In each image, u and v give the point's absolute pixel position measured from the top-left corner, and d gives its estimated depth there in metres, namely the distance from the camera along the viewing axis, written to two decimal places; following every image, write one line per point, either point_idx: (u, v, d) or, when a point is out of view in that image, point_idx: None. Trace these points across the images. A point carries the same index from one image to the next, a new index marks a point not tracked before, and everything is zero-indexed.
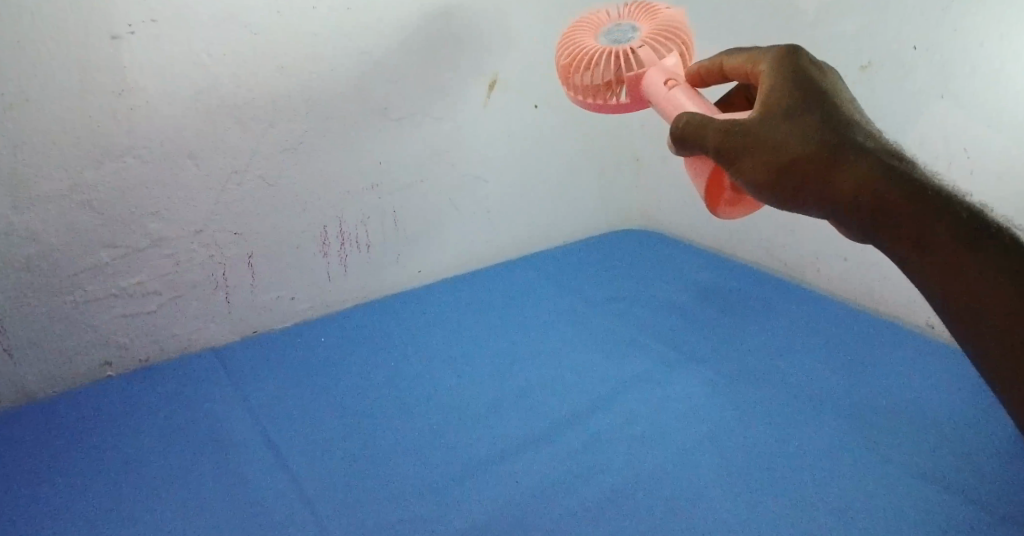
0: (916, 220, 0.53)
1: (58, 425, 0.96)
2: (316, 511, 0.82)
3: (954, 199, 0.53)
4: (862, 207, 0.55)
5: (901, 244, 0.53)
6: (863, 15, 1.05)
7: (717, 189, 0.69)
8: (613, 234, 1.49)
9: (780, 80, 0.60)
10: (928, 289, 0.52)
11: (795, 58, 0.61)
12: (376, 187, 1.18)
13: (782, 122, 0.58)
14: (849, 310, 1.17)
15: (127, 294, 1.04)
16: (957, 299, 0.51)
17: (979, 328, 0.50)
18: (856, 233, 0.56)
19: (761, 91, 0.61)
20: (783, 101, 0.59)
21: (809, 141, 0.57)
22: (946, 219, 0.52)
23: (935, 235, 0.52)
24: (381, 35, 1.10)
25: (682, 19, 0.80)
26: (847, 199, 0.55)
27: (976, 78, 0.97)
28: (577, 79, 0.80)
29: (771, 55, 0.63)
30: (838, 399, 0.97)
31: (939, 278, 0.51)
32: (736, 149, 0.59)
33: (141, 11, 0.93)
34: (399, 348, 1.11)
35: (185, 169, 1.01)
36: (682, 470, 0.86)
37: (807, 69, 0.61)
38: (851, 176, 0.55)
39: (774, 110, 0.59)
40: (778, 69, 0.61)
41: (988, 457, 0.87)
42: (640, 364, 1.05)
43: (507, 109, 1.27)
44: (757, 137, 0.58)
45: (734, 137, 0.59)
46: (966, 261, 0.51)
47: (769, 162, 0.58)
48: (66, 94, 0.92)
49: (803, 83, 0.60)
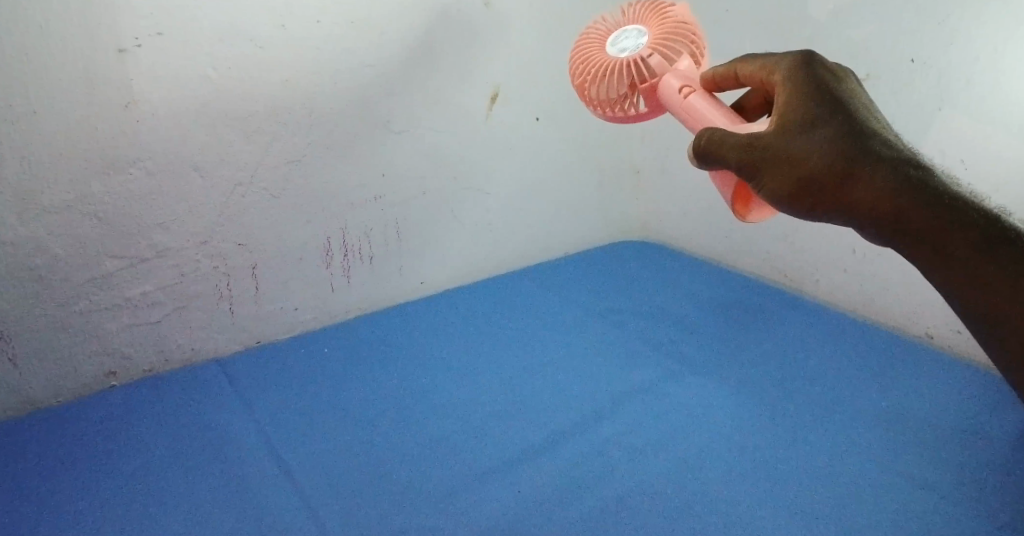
0: (934, 229, 0.53)
1: (60, 434, 0.96)
2: (321, 518, 0.83)
3: (971, 205, 0.53)
4: (883, 215, 0.54)
5: (920, 252, 0.54)
6: (861, 29, 1.08)
7: (745, 194, 0.67)
8: (613, 246, 1.51)
9: (796, 88, 0.60)
10: (950, 296, 0.53)
11: (808, 65, 0.61)
12: (380, 198, 1.19)
13: (799, 133, 0.58)
14: (848, 321, 1.18)
15: (132, 304, 1.04)
16: (978, 303, 0.51)
17: (1004, 332, 0.51)
18: (876, 239, 0.56)
19: (778, 100, 0.61)
20: (799, 109, 0.59)
21: (826, 151, 0.56)
22: (963, 227, 0.52)
23: (954, 243, 0.52)
24: (384, 50, 1.12)
25: (688, 14, 0.79)
26: (867, 209, 0.55)
27: (971, 91, 0.99)
28: (591, 93, 0.79)
29: (787, 62, 0.63)
30: (839, 408, 0.98)
31: (963, 286, 0.52)
32: (757, 163, 0.59)
33: (147, 25, 0.94)
34: (403, 359, 1.12)
35: (189, 181, 1.02)
36: (686, 480, 0.87)
37: (823, 75, 0.60)
38: (868, 183, 0.55)
39: (791, 120, 0.59)
40: (794, 75, 0.61)
41: (988, 467, 0.88)
42: (642, 374, 1.07)
43: (509, 120, 1.29)
44: (776, 149, 0.58)
45: (754, 151, 0.59)
46: (986, 270, 0.51)
47: (790, 175, 0.57)
48: (71, 105, 0.92)
49: (817, 89, 0.59)
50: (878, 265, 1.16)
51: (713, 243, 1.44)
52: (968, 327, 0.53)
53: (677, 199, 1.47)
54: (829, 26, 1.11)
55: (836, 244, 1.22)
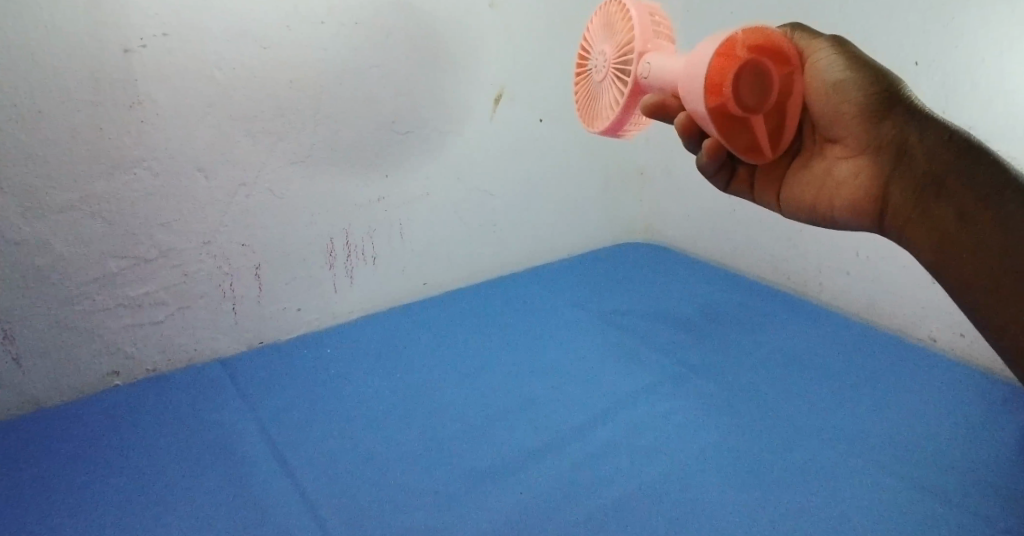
0: (961, 190, 0.54)
1: (64, 432, 0.96)
2: (322, 517, 0.83)
3: (1000, 179, 0.54)
4: (915, 168, 0.56)
5: (913, 203, 0.56)
6: (865, 31, 1.08)
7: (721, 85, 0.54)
8: (617, 248, 1.51)
9: (861, 62, 0.59)
10: (932, 253, 0.55)
11: (874, 61, 0.59)
12: (383, 199, 1.19)
13: (859, 86, 0.58)
14: (851, 323, 1.18)
15: (135, 304, 1.04)
16: (969, 255, 0.53)
17: (976, 285, 0.53)
18: (904, 193, 0.56)
19: (841, 62, 0.59)
20: (864, 74, 0.58)
21: (867, 102, 0.58)
22: (982, 188, 0.54)
23: (960, 202, 0.54)
24: (390, 52, 1.12)
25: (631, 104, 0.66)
26: (876, 156, 0.58)
27: (976, 94, 0.98)
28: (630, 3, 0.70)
29: (830, 53, 0.59)
30: (842, 412, 0.98)
31: (962, 242, 0.54)
32: (820, 85, 0.59)
33: (153, 26, 0.95)
34: (406, 359, 1.12)
35: (194, 182, 1.03)
36: (687, 482, 0.87)
37: (885, 72, 0.59)
38: (895, 178, 0.57)
39: (858, 75, 0.58)
40: (833, 63, 0.59)
41: (991, 470, 0.87)
42: (645, 376, 1.07)
43: (513, 121, 1.29)
44: (843, 85, 0.58)
45: (827, 73, 0.59)
46: (991, 230, 0.53)
47: (847, 106, 0.58)
48: (76, 105, 0.93)
49: (876, 76, 0.58)
50: (881, 267, 1.16)
51: (717, 244, 1.45)
52: (945, 285, 0.55)
53: (682, 201, 1.47)
54: (832, 28, 1.11)
55: (841, 248, 1.21)
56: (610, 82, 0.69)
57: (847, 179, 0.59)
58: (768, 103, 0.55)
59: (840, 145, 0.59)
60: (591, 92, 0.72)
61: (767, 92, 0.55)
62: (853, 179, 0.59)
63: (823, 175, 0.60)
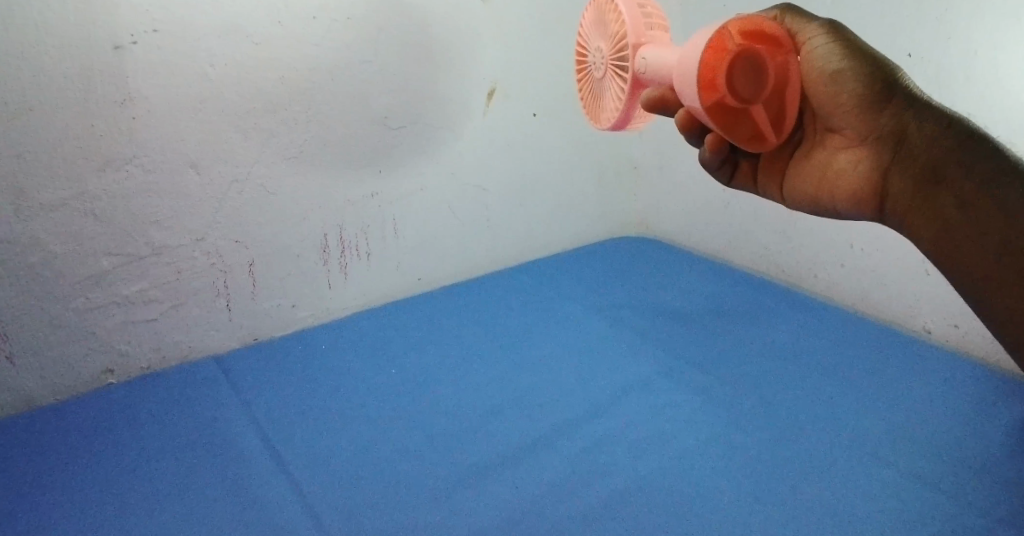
0: (962, 178, 0.54)
1: (57, 431, 0.96)
2: (318, 513, 0.82)
3: (1000, 165, 0.54)
4: (914, 157, 0.56)
5: (914, 193, 0.56)
6: (858, 24, 1.08)
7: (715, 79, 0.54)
8: (611, 242, 1.52)
9: (858, 50, 0.58)
10: (933, 242, 0.55)
11: (870, 48, 0.59)
12: (377, 195, 1.19)
13: (857, 75, 0.58)
14: (844, 315, 1.19)
15: (129, 301, 1.03)
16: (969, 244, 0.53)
17: (977, 275, 0.53)
18: (905, 182, 0.56)
19: (838, 50, 0.58)
20: (861, 62, 0.58)
21: (864, 90, 0.58)
22: (983, 176, 0.54)
23: (960, 190, 0.54)
24: (382, 48, 1.12)
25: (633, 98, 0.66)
26: (875, 146, 0.58)
27: (970, 86, 0.99)
28: None
29: (825, 40, 0.59)
30: (836, 402, 0.98)
31: (962, 231, 0.54)
32: (817, 74, 0.58)
33: (144, 22, 0.94)
34: (400, 354, 1.12)
35: (185, 178, 1.02)
36: (683, 475, 0.87)
37: (881, 60, 0.59)
38: (895, 167, 0.57)
39: (855, 63, 0.58)
40: (829, 50, 0.58)
41: (985, 460, 0.88)
42: (641, 369, 1.07)
43: (506, 116, 1.29)
44: (840, 74, 0.58)
45: (824, 60, 0.58)
46: (990, 218, 0.53)
47: (846, 95, 0.58)
48: (67, 102, 0.92)
49: (873, 64, 0.58)
50: (874, 259, 1.16)
51: (710, 237, 1.45)
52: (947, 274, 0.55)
53: (675, 195, 1.48)
54: None
55: (835, 240, 1.22)
56: (609, 78, 0.69)
57: (847, 170, 0.59)
58: (765, 91, 0.55)
59: (839, 134, 0.59)
60: (593, 90, 0.72)
61: (763, 80, 0.55)
62: (853, 169, 0.59)
63: (823, 165, 0.60)
